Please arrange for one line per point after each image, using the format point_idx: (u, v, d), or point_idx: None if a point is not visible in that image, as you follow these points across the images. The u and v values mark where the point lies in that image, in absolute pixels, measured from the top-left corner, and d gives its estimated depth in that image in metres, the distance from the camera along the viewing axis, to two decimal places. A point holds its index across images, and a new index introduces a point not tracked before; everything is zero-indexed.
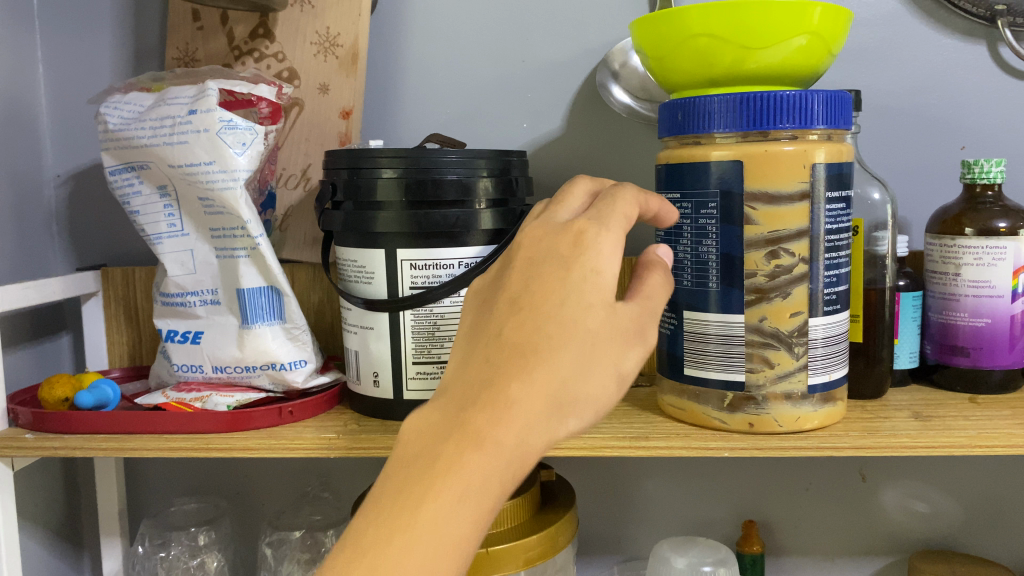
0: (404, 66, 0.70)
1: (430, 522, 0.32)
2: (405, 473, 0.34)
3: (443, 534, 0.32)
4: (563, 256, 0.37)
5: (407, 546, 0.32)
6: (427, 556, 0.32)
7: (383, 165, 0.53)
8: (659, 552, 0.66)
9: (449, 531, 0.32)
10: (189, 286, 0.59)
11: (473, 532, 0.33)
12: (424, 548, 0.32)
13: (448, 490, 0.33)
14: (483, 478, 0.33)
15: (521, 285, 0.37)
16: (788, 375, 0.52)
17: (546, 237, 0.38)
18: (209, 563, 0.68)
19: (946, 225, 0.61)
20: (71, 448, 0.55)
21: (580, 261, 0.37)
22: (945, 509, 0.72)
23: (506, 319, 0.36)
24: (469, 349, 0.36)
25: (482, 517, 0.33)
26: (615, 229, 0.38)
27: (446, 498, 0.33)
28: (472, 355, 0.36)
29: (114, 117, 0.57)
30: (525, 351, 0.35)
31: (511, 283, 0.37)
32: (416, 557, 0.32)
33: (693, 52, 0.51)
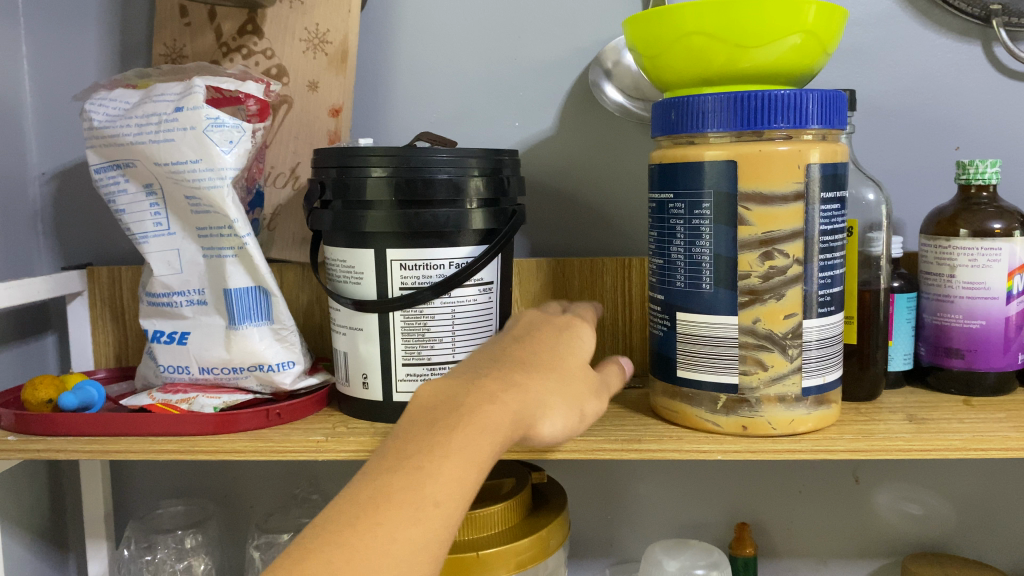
0: (394, 64, 0.69)
1: (454, 454, 0.39)
2: (429, 414, 0.41)
3: (462, 463, 0.39)
4: (557, 324, 0.52)
5: (434, 469, 0.39)
6: (451, 477, 0.39)
7: (372, 164, 0.52)
8: (651, 555, 0.66)
9: (467, 464, 0.39)
10: (175, 285, 0.58)
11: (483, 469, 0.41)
12: (450, 473, 0.39)
13: (470, 431, 0.40)
14: (496, 425, 0.42)
15: (524, 331, 0.51)
16: (782, 378, 0.51)
17: (541, 317, 0.53)
18: (196, 566, 0.67)
19: (941, 226, 0.60)
20: (54, 450, 0.54)
21: (572, 327, 0.52)
22: (938, 511, 0.71)
23: (510, 344, 0.49)
24: (478, 356, 0.48)
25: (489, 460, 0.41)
26: (588, 319, 0.55)
27: (468, 433, 0.40)
28: (482, 355, 0.47)
29: (99, 114, 0.56)
30: (523, 364, 0.46)
31: (516, 329, 0.51)
32: (443, 479, 0.38)
33: (686, 51, 0.51)
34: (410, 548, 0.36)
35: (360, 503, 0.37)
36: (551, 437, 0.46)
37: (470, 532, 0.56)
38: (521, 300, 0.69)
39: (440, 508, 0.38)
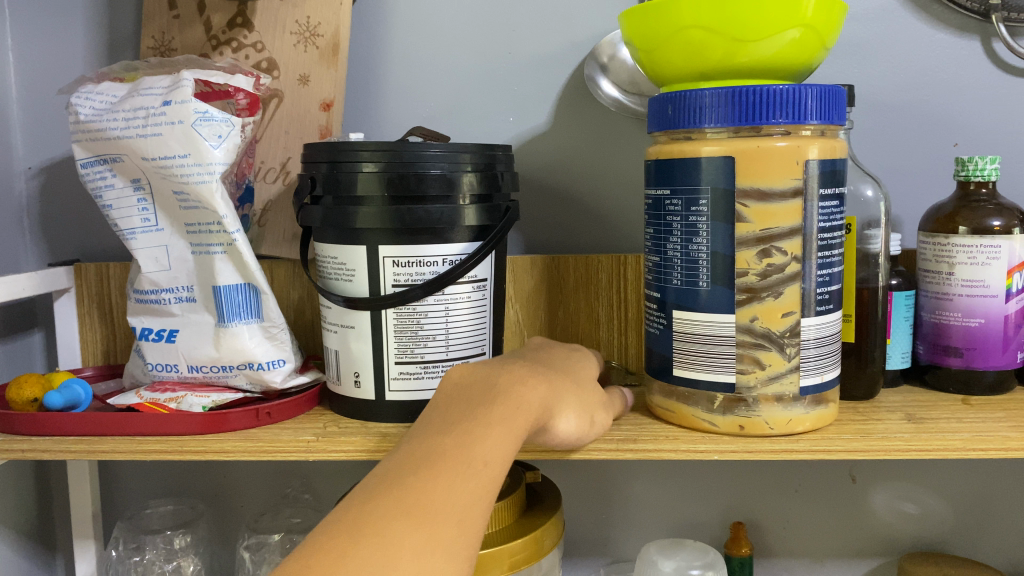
0: (386, 57, 0.68)
1: (496, 425, 0.42)
2: (466, 396, 0.44)
3: (503, 434, 0.42)
4: (567, 350, 0.56)
5: (479, 436, 0.41)
6: (495, 445, 0.41)
7: (364, 160, 0.52)
8: (646, 555, 0.65)
9: (506, 436, 0.42)
10: (163, 282, 0.57)
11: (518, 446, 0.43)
12: (495, 442, 0.41)
13: (506, 408, 0.43)
14: (528, 406, 0.44)
15: (534, 350, 0.54)
16: (780, 377, 0.50)
17: (547, 343, 0.57)
18: (185, 566, 0.67)
19: (940, 223, 0.59)
20: (40, 450, 0.53)
21: (582, 352, 0.56)
22: (935, 510, 0.71)
23: (528, 354, 0.53)
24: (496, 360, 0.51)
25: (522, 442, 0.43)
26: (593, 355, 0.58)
27: (505, 410, 0.43)
28: (499, 357, 0.51)
29: (85, 108, 0.55)
30: (543, 366, 0.50)
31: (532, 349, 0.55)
32: (489, 445, 0.41)
33: (683, 45, 0.50)
34: (467, 499, 0.38)
35: (417, 460, 0.39)
36: (563, 437, 0.48)
37: None
38: (515, 297, 0.68)
39: (488, 469, 0.40)
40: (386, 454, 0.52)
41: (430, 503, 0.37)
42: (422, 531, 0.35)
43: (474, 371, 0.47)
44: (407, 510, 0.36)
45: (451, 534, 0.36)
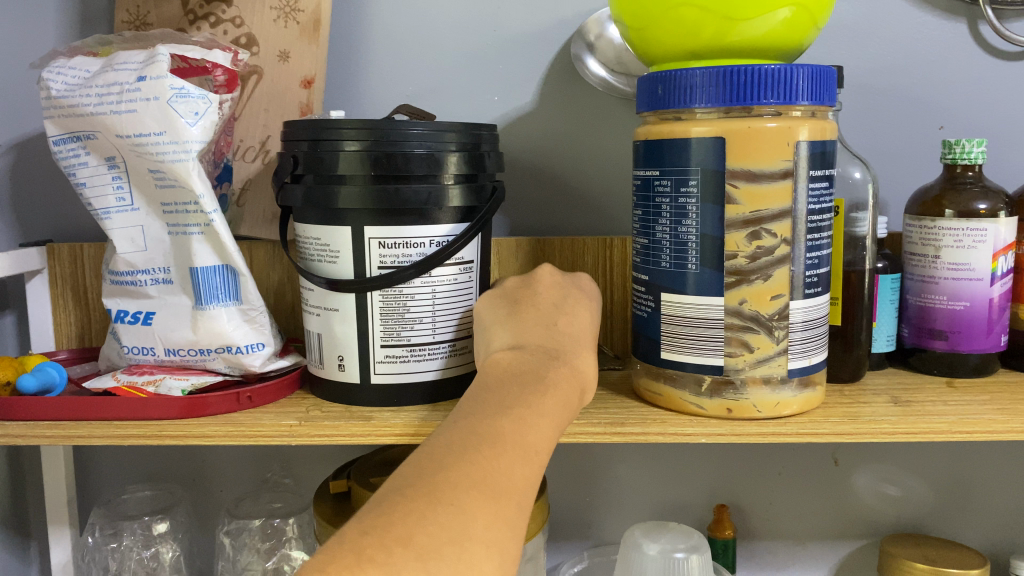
0: (368, 34, 0.67)
1: (546, 417, 0.41)
2: (514, 380, 0.43)
3: (551, 429, 0.41)
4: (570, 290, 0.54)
5: (531, 424, 0.40)
6: (544, 436, 0.40)
7: (346, 138, 0.50)
8: (630, 538, 0.65)
9: (552, 430, 0.41)
10: (140, 263, 0.56)
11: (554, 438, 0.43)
12: (545, 434, 0.41)
13: (552, 402, 0.43)
14: (567, 402, 0.44)
15: (553, 299, 0.52)
16: (768, 360, 0.50)
17: (549, 280, 0.55)
18: (163, 553, 0.66)
19: (926, 206, 0.59)
20: (13, 436, 0.52)
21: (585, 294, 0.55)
22: (915, 492, 0.71)
23: (555, 315, 0.50)
24: (519, 325, 0.50)
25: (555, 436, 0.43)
26: (590, 292, 0.55)
27: (553, 402, 0.43)
28: (530, 329, 0.49)
29: (57, 83, 0.53)
30: (572, 336, 0.49)
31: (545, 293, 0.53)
32: (541, 435, 0.40)
33: (674, 23, 0.49)
34: (525, 484, 0.37)
35: (477, 438, 0.38)
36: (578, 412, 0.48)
37: None
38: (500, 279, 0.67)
39: (540, 458, 0.39)
40: (370, 439, 0.51)
41: (502, 482, 0.36)
42: (498, 507, 0.34)
43: (514, 358, 0.46)
44: (482, 485, 0.35)
45: (515, 516, 0.35)
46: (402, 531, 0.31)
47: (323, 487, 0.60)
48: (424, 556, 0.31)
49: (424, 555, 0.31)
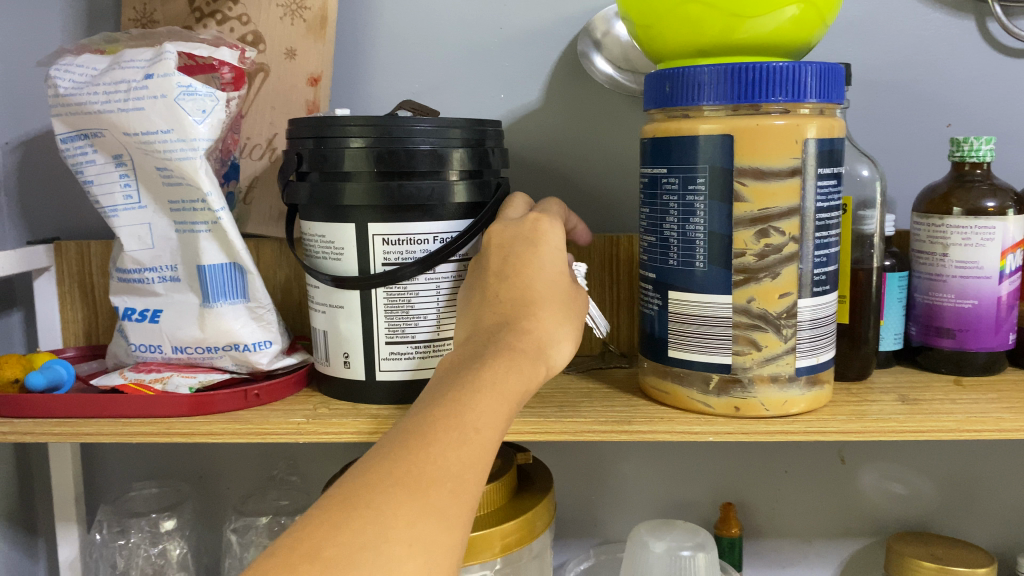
0: (375, 31, 0.67)
1: (490, 394, 0.40)
2: (456, 367, 0.42)
3: (501, 405, 0.40)
4: (526, 239, 0.48)
5: (467, 404, 0.39)
6: (484, 412, 0.39)
7: (352, 135, 0.50)
8: (636, 536, 0.65)
9: (502, 405, 0.40)
10: (147, 261, 0.56)
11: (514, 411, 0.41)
12: (491, 411, 0.40)
13: (501, 377, 0.41)
14: (518, 369, 0.42)
15: (495, 266, 0.48)
16: (776, 358, 0.50)
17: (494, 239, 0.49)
18: (170, 551, 0.66)
19: (934, 204, 0.59)
20: (22, 433, 0.52)
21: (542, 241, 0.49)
22: (921, 490, 0.71)
23: (497, 288, 0.47)
24: (472, 315, 0.47)
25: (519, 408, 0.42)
26: (551, 229, 0.49)
27: (495, 374, 0.41)
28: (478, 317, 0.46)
29: (64, 81, 0.53)
30: (519, 305, 0.46)
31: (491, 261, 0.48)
32: (484, 414, 0.39)
33: (681, 20, 0.49)
34: (459, 468, 0.37)
35: (408, 434, 0.38)
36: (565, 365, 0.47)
37: None
38: None
39: (479, 436, 0.38)
40: (378, 436, 0.51)
41: (426, 475, 0.36)
42: (419, 502, 0.35)
43: (457, 353, 0.45)
44: (402, 481, 0.35)
45: (446, 505, 0.35)
46: (311, 545, 0.32)
47: None
48: (332, 566, 0.32)
49: (331, 565, 0.32)
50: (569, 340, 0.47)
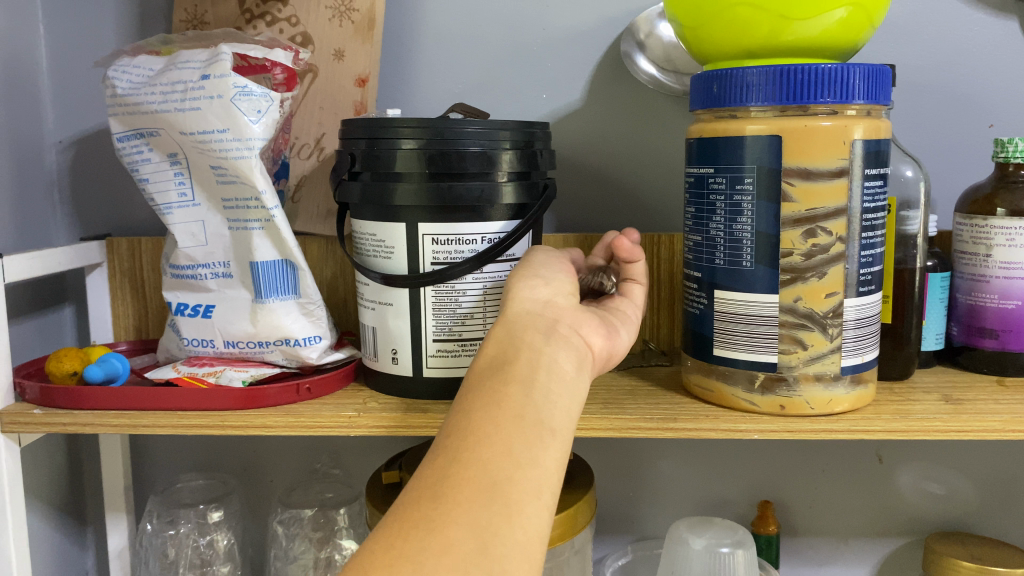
0: (420, 32, 0.68)
1: (470, 393, 0.39)
2: None
3: (479, 391, 0.39)
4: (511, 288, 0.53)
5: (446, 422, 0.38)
6: (460, 413, 0.38)
7: (403, 136, 0.51)
8: (675, 533, 0.65)
9: (483, 388, 0.39)
10: (200, 258, 0.57)
11: (511, 377, 0.40)
12: (471, 401, 0.39)
13: (474, 377, 0.41)
14: (486, 359, 0.42)
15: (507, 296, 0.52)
16: (821, 357, 0.50)
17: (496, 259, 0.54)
18: (218, 542, 0.67)
19: (977, 205, 0.59)
20: (81, 424, 0.54)
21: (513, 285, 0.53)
22: (959, 490, 0.71)
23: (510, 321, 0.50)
24: None
25: (519, 370, 0.40)
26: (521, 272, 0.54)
27: (469, 380, 0.41)
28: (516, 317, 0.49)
29: (122, 81, 0.55)
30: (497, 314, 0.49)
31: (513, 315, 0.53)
32: (464, 408, 0.38)
33: (731, 22, 0.49)
34: (440, 469, 0.35)
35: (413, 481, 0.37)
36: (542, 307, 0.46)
37: None
38: None
39: (456, 433, 0.37)
40: (426, 430, 0.52)
41: (408, 499, 0.34)
42: (398, 522, 0.33)
43: None
44: (390, 515, 0.34)
45: (432, 508, 0.33)
46: None
47: (375, 477, 0.61)
48: None
49: None
50: (529, 285, 0.47)
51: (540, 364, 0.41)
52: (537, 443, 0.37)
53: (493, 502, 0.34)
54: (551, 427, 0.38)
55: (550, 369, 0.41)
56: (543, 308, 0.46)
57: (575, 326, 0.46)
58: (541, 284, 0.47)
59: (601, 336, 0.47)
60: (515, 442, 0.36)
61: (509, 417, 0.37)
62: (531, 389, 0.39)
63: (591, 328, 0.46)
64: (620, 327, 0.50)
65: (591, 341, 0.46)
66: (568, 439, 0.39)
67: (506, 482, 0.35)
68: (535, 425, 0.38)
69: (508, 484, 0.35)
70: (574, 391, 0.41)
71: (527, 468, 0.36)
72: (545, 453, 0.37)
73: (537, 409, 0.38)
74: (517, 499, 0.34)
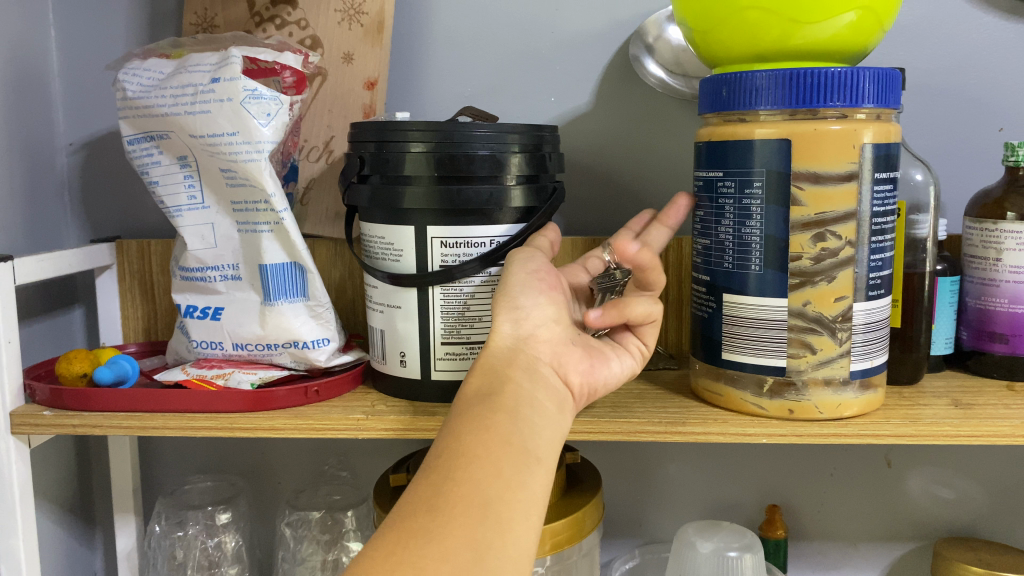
0: (429, 36, 0.68)
1: (460, 416, 0.41)
2: None
3: (469, 415, 0.40)
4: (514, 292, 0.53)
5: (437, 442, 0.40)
6: (451, 434, 0.40)
7: (412, 139, 0.51)
8: (683, 536, 0.65)
9: (472, 412, 0.41)
10: (209, 260, 0.57)
11: (501, 404, 0.41)
12: (463, 422, 0.40)
13: (463, 400, 0.42)
14: (475, 386, 0.43)
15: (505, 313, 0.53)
16: (830, 361, 0.50)
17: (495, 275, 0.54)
18: (226, 543, 0.67)
19: (987, 209, 0.59)
20: (91, 425, 0.54)
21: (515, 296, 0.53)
22: (968, 495, 0.71)
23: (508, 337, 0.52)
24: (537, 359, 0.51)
25: (506, 400, 0.42)
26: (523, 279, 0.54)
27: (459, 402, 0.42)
28: None
29: (132, 84, 0.55)
30: None
31: None
32: (456, 428, 0.40)
33: (740, 26, 0.49)
34: (436, 484, 0.37)
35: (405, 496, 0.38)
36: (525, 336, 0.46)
37: None
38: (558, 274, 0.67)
39: (449, 451, 0.38)
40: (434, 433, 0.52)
41: (403, 510, 0.36)
42: (397, 533, 0.35)
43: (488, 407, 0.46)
44: (388, 524, 0.36)
45: (430, 518, 0.35)
46: None
47: (383, 480, 0.61)
48: None
49: None
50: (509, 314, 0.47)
51: (525, 396, 0.42)
52: (525, 469, 0.39)
53: (486, 519, 0.36)
54: (536, 455, 0.40)
55: (534, 402, 0.42)
56: (518, 345, 0.46)
57: (552, 361, 0.46)
58: (517, 319, 0.47)
59: (585, 367, 0.48)
60: (505, 465, 0.38)
61: (499, 441, 0.39)
62: (519, 417, 0.41)
63: (572, 361, 0.47)
64: (609, 355, 0.51)
65: (569, 376, 0.47)
66: (551, 469, 0.40)
67: (497, 502, 0.36)
68: (524, 452, 0.39)
69: (500, 503, 0.36)
70: (555, 425, 0.43)
71: (517, 491, 0.37)
72: (533, 477, 0.39)
73: (524, 438, 0.40)
74: (507, 518, 0.36)
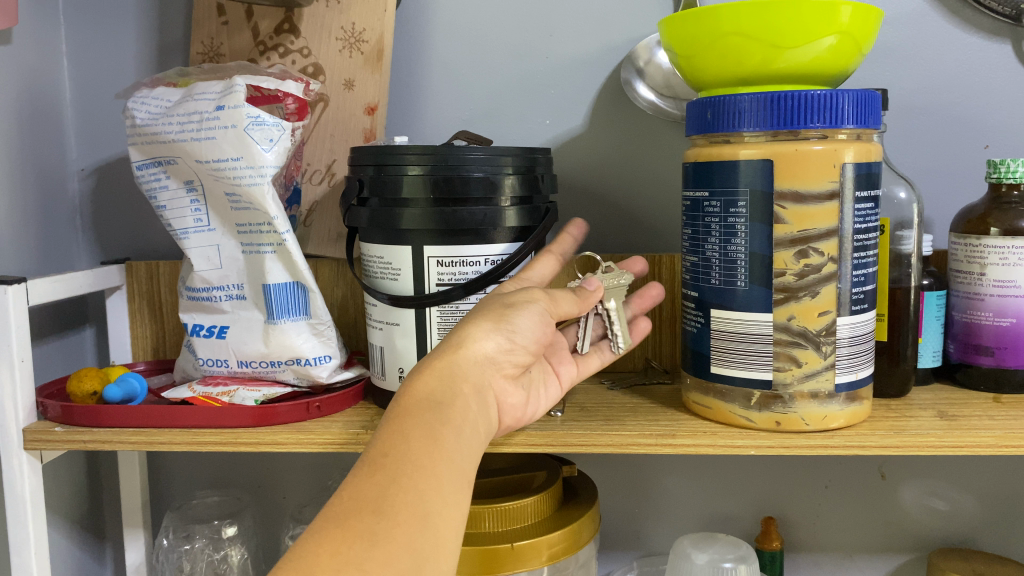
0: (427, 61, 0.70)
1: (405, 419, 0.42)
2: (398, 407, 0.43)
3: (417, 420, 0.41)
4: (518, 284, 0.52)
5: (380, 440, 0.41)
6: (397, 436, 0.41)
7: (409, 163, 0.53)
8: (679, 548, 0.66)
9: (421, 419, 0.42)
10: (215, 280, 0.59)
11: (449, 419, 0.42)
12: (412, 427, 0.41)
13: (409, 399, 0.43)
14: (427, 386, 0.44)
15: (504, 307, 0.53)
16: (815, 374, 0.52)
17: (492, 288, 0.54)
18: (231, 556, 0.69)
19: (972, 225, 0.60)
20: (100, 441, 0.56)
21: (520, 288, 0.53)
22: (962, 507, 0.72)
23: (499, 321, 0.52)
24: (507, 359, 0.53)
25: (454, 416, 0.43)
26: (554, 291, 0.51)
27: (406, 402, 0.43)
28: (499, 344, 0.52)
29: (141, 112, 0.57)
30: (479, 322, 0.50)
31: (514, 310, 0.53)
32: (404, 431, 0.41)
33: (723, 52, 0.51)
34: (382, 487, 0.38)
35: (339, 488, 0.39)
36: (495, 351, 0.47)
37: (504, 524, 0.58)
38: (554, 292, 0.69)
39: (396, 455, 0.39)
40: None
41: (347, 507, 0.37)
42: (342, 530, 0.36)
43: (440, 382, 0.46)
44: (329, 520, 0.37)
45: (374, 521, 0.36)
46: None
47: None
48: None
49: None
50: (493, 332, 0.47)
51: (468, 417, 0.44)
52: (462, 488, 0.40)
53: (426, 530, 0.37)
54: (470, 476, 0.41)
55: (473, 425, 0.44)
56: (485, 362, 0.47)
57: (498, 392, 0.48)
58: (506, 341, 0.48)
59: (521, 406, 0.51)
60: (447, 482, 0.39)
61: (442, 457, 0.40)
62: (461, 435, 0.42)
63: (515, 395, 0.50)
64: (544, 389, 0.53)
65: (502, 411, 0.49)
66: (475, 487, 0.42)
67: (437, 515, 0.38)
68: (462, 472, 0.41)
69: (439, 518, 0.38)
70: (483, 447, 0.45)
71: (453, 510, 0.39)
72: (465, 496, 0.40)
73: (462, 458, 0.41)
74: (443, 533, 0.38)
